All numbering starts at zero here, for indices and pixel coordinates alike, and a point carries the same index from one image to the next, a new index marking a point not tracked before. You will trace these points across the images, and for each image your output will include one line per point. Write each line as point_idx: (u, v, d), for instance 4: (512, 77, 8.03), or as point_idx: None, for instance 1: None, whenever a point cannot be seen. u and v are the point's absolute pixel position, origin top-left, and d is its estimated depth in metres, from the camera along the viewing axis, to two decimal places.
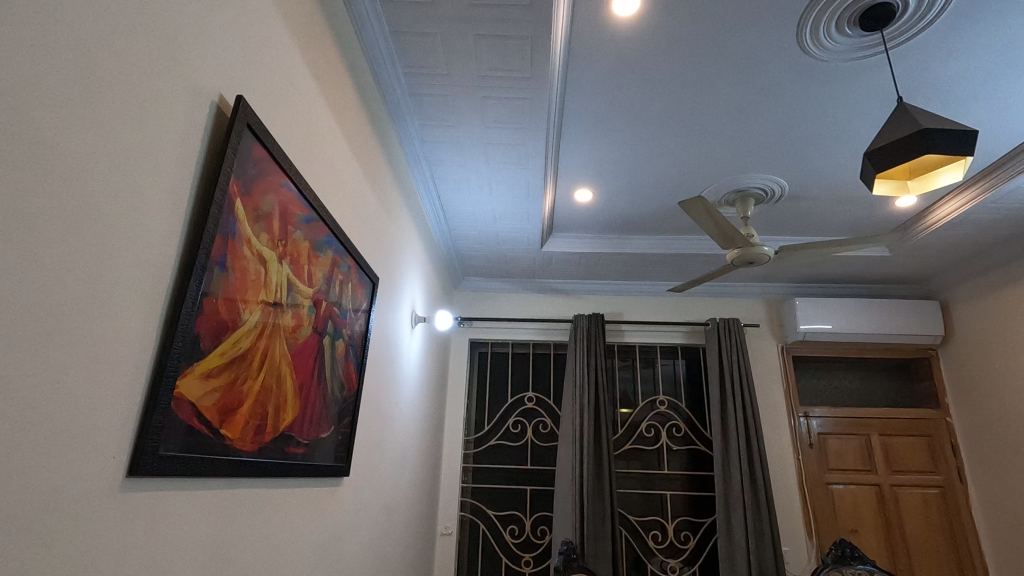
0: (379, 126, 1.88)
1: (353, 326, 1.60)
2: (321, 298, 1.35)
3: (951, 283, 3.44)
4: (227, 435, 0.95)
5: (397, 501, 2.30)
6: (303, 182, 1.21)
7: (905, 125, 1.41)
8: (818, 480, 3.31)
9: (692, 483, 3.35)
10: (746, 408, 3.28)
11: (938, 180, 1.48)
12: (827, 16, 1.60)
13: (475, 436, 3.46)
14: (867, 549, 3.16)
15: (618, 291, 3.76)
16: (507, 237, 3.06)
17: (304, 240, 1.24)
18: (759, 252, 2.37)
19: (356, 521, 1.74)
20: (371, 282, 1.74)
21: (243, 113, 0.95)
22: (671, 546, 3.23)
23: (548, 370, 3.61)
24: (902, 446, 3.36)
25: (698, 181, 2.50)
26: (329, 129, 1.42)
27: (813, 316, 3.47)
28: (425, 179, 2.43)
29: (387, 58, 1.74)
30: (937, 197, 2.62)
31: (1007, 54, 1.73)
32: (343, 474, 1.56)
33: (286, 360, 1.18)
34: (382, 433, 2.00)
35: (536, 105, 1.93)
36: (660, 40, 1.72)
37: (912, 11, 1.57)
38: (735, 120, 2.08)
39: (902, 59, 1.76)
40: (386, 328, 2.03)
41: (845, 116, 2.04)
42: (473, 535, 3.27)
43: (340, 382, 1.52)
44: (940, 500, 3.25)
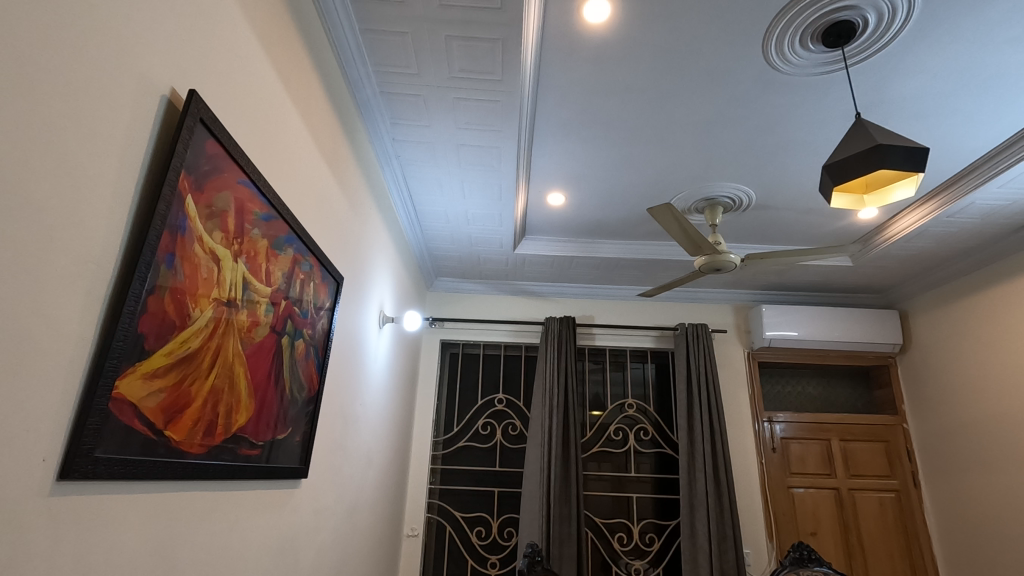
0: (348, 123, 1.86)
1: (315, 325, 1.58)
2: (280, 297, 1.33)
3: (911, 293, 3.55)
4: (172, 436, 0.93)
5: (360, 503, 2.27)
6: (262, 179, 1.19)
7: (861, 141, 1.45)
8: (780, 484, 3.38)
9: (658, 486, 3.40)
10: (712, 411, 3.34)
11: (893, 194, 1.52)
12: (790, 32, 1.63)
13: (445, 437, 3.44)
14: (825, 551, 3.23)
15: (589, 295, 3.78)
16: (479, 239, 3.06)
17: (262, 237, 1.22)
18: (725, 259, 2.41)
19: (315, 524, 1.72)
20: (335, 282, 1.72)
21: (195, 107, 0.92)
22: (637, 548, 3.26)
23: (519, 372, 3.62)
24: (860, 452, 3.45)
25: (668, 188, 2.54)
26: (293, 126, 1.40)
27: (779, 323, 3.55)
28: (396, 178, 2.41)
29: (357, 57, 1.73)
30: (897, 210, 2.70)
31: (962, 73, 1.79)
32: (302, 476, 1.53)
33: (240, 360, 1.16)
34: (345, 435, 1.98)
35: (507, 108, 1.94)
36: (632, 47, 1.73)
37: (872, 30, 1.62)
38: (703, 129, 2.11)
39: (862, 76, 1.81)
40: (352, 327, 2.01)
41: (808, 129, 2.09)
42: (440, 537, 3.25)
43: (300, 383, 1.49)
44: (895, 503, 3.35)
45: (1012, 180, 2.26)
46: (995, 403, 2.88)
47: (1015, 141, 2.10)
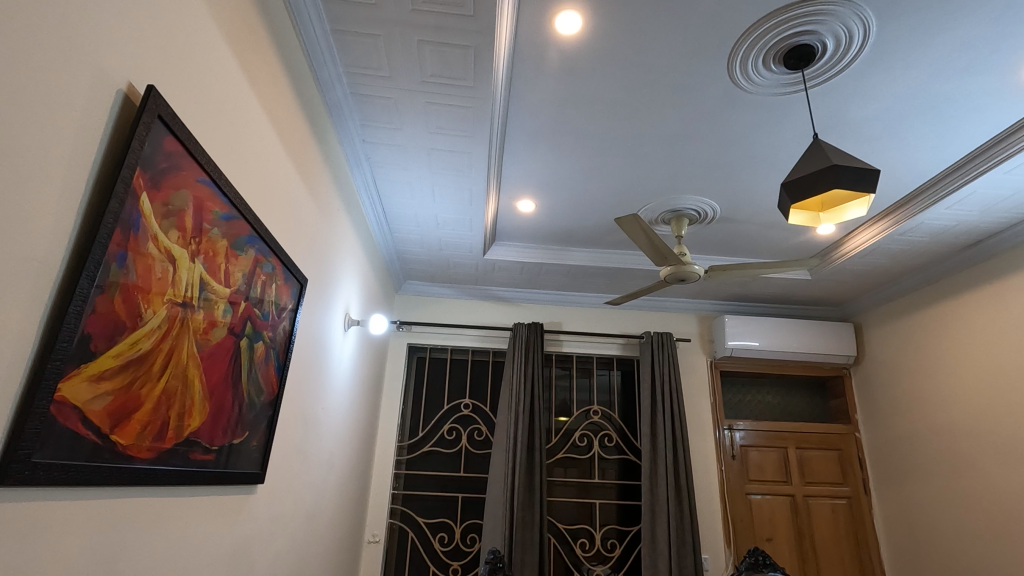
0: (317, 123, 1.84)
1: (276, 328, 1.55)
2: (240, 298, 1.30)
3: (865, 307, 3.69)
4: (119, 440, 0.90)
5: (320, 509, 2.23)
6: (223, 178, 1.16)
7: (817, 161, 1.50)
8: (738, 491, 3.46)
9: (621, 492, 3.43)
10: (675, 419, 3.40)
11: (847, 213, 1.58)
12: (754, 52, 1.69)
13: (409, 442, 3.41)
14: (780, 557, 3.32)
15: (558, 302, 3.80)
16: (449, 243, 3.05)
17: (222, 237, 1.19)
18: (690, 270, 2.46)
19: (271, 532, 1.68)
20: (299, 284, 1.70)
21: (154, 103, 0.90)
22: (598, 554, 3.28)
23: (486, 377, 3.61)
24: (815, 459, 3.56)
25: (636, 199, 2.58)
26: (258, 125, 1.38)
27: (741, 333, 3.64)
28: (366, 179, 2.38)
29: (328, 57, 1.71)
30: (853, 226, 2.81)
31: (914, 100, 1.88)
32: (259, 481, 1.50)
33: (195, 362, 1.13)
34: (306, 440, 1.94)
35: (479, 114, 1.95)
36: (603, 61, 1.77)
37: (830, 54, 1.69)
38: (670, 142, 2.16)
39: (821, 98, 1.88)
40: (315, 329, 1.98)
41: (770, 147, 2.16)
42: (402, 543, 3.21)
43: (259, 386, 1.46)
44: (847, 510, 3.46)
45: (959, 202, 2.38)
46: (940, 413, 3.01)
47: (961, 165, 2.21)
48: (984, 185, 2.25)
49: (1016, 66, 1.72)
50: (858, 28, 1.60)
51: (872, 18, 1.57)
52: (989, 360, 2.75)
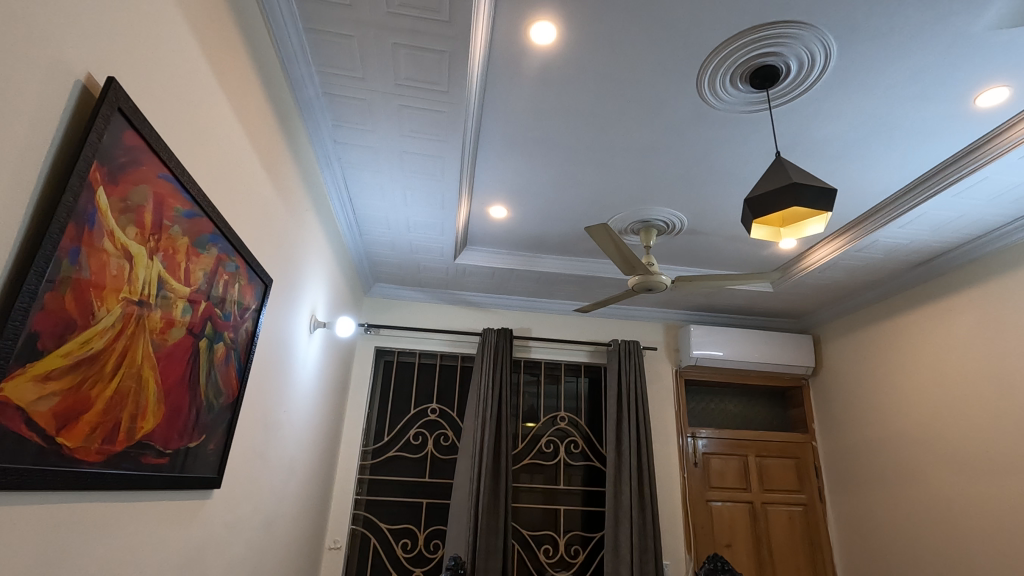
0: (287, 122, 1.81)
1: (238, 329, 1.51)
2: (200, 298, 1.27)
3: (824, 319, 3.81)
4: (66, 443, 0.87)
5: (280, 514, 2.18)
6: (185, 174, 1.14)
7: (779, 179, 1.56)
8: (700, 498, 3.52)
9: (586, 498, 3.46)
10: (640, 426, 3.44)
11: (806, 229, 1.64)
12: (722, 70, 1.74)
13: (374, 446, 3.37)
14: (738, 563, 3.39)
15: (528, 308, 3.82)
16: (420, 247, 3.04)
17: (183, 235, 1.16)
18: (657, 280, 2.51)
19: (227, 538, 1.63)
20: (263, 284, 1.66)
21: (114, 95, 0.88)
22: (562, 560, 3.29)
23: (453, 382, 3.60)
24: (774, 467, 3.66)
25: (606, 209, 2.62)
26: (225, 121, 1.35)
27: (705, 343, 3.72)
28: (336, 179, 2.35)
29: (300, 56, 1.69)
30: (814, 242, 2.91)
31: (871, 123, 1.96)
32: (215, 486, 1.46)
33: (151, 363, 1.09)
34: (266, 444, 1.90)
35: (453, 119, 1.95)
36: (576, 71, 1.79)
37: (794, 76, 1.75)
38: (640, 153, 2.20)
39: (784, 118, 1.95)
40: (280, 331, 1.94)
41: (736, 162, 2.22)
42: (364, 550, 3.16)
43: (217, 388, 1.42)
44: (803, 517, 3.56)
45: (911, 221, 2.49)
46: (891, 424, 3.13)
47: (913, 187, 2.32)
48: (934, 206, 2.36)
49: (965, 95, 1.82)
50: (819, 52, 1.67)
51: (832, 43, 1.64)
52: (937, 373, 2.88)
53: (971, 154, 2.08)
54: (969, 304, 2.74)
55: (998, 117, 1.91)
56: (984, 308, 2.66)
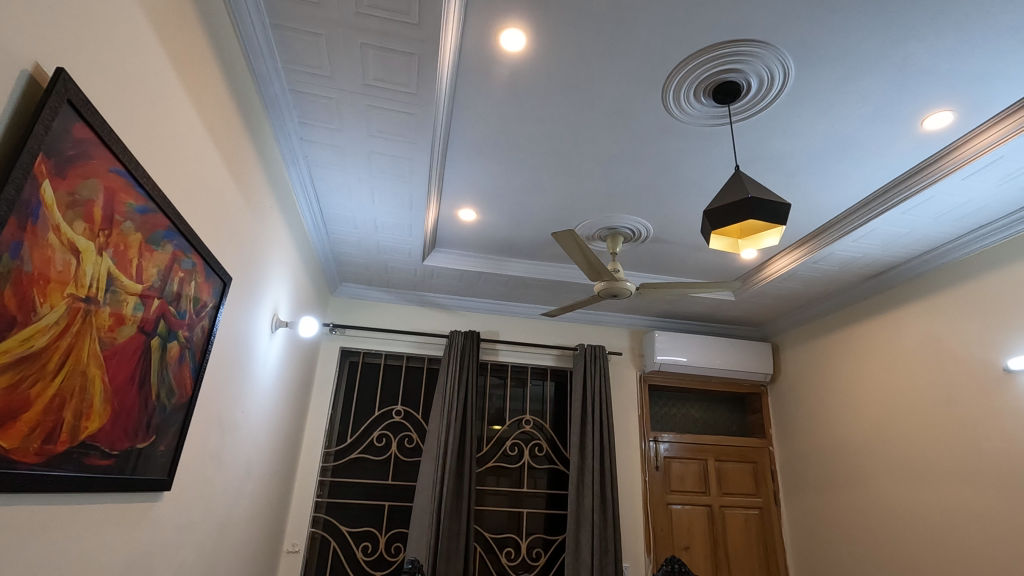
0: (251, 118, 1.78)
1: (193, 328, 1.48)
2: (153, 295, 1.24)
3: (782, 328, 3.93)
4: (2, 444, 0.84)
5: (235, 517, 2.13)
6: (140, 169, 1.11)
7: (737, 192, 1.60)
8: (661, 501, 3.58)
9: (549, 501, 3.48)
10: (604, 430, 3.49)
11: (762, 241, 1.68)
12: (685, 83, 1.79)
13: (337, 448, 3.33)
14: (696, 565, 3.46)
15: (496, 311, 3.82)
16: (387, 248, 3.02)
17: (136, 231, 1.14)
18: (622, 287, 2.54)
19: (176, 542, 1.59)
20: (221, 281, 1.63)
21: (62, 87, 0.86)
22: (523, 563, 3.31)
23: (419, 385, 3.58)
24: (732, 471, 3.75)
25: (573, 215, 2.65)
26: (183, 115, 1.32)
27: (669, 349, 3.79)
28: (302, 177, 2.32)
29: (266, 52, 1.67)
30: (773, 253, 3.00)
31: (826, 141, 2.04)
32: (165, 489, 1.42)
33: (98, 362, 1.06)
34: (222, 445, 1.86)
35: (422, 121, 1.95)
36: (545, 79, 1.81)
37: (754, 92, 1.81)
38: (607, 161, 2.23)
39: (745, 132, 2.01)
40: (239, 329, 1.90)
41: (698, 173, 2.28)
42: (323, 553, 3.12)
43: (170, 388, 1.39)
44: (758, 520, 3.66)
45: (864, 236, 2.60)
46: (843, 430, 3.24)
47: (866, 203, 2.42)
48: (885, 222, 2.47)
49: (913, 117, 1.91)
50: (778, 70, 1.73)
51: (790, 62, 1.70)
52: (886, 382, 3.00)
53: (919, 174, 2.18)
54: (916, 316, 2.87)
55: (944, 139, 2.01)
56: (931, 321, 2.78)
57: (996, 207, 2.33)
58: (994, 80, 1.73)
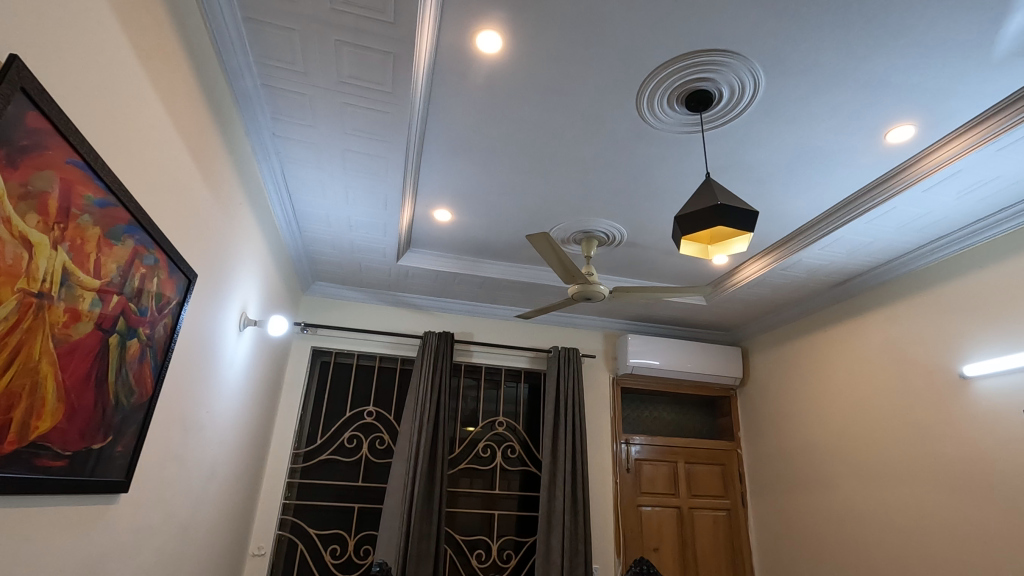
0: (221, 112, 1.75)
1: (155, 326, 1.44)
2: (112, 291, 1.21)
3: (752, 333, 4.01)
4: None
5: (197, 519, 2.08)
6: (100, 161, 1.08)
7: (707, 199, 1.63)
8: (631, 503, 3.62)
9: (521, 503, 3.48)
10: (576, 432, 3.51)
11: (731, 247, 1.71)
12: (659, 90, 1.81)
13: (306, 449, 3.28)
14: (664, 566, 3.51)
15: (471, 312, 3.81)
16: (361, 247, 2.99)
17: (94, 225, 1.10)
18: (596, 290, 2.56)
19: (133, 545, 1.54)
20: (186, 278, 1.59)
21: (17, 75, 0.83)
22: (494, 565, 3.30)
23: (392, 385, 3.55)
24: (701, 473, 3.81)
25: (548, 218, 2.66)
26: (147, 107, 1.29)
27: (641, 352, 3.83)
28: (274, 174, 2.28)
29: (238, 46, 1.64)
30: (744, 259, 3.06)
31: (794, 151, 2.09)
32: (122, 491, 1.38)
33: (50, 359, 1.03)
34: (184, 447, 1.81)
35: (397, 120, 1.94)
36: (520, 81, 1.82)
37: (725, 101, 1.85)
38: (582, 165, 2.25)
39: (717, 140, 2.05)
40: (204, 327, 1.86)
41: (671, 179, 2.31)
42: (290, 556, 3.06)
43: (129, 387, 1.35)
44: (726, 521, 3.72)
45: (830, 244, 2.67)
46: (809, 433, 3.32)
47: (832, 213, 2.48)
48: (851, 231, 2.53)
49: (877, 130, 1.97)
50: (749, 80, 1.76)
51: (761, 72, 1.73)
52: (849, 387, 3.08)
53: (884, 185, 2.25)
54: (880, 323, 2.95)
55: (906, 153, 2.08)
56: (893, 327, 2.87)
57: (955, 218, 2.42)
58: (954, 97, 1.80)
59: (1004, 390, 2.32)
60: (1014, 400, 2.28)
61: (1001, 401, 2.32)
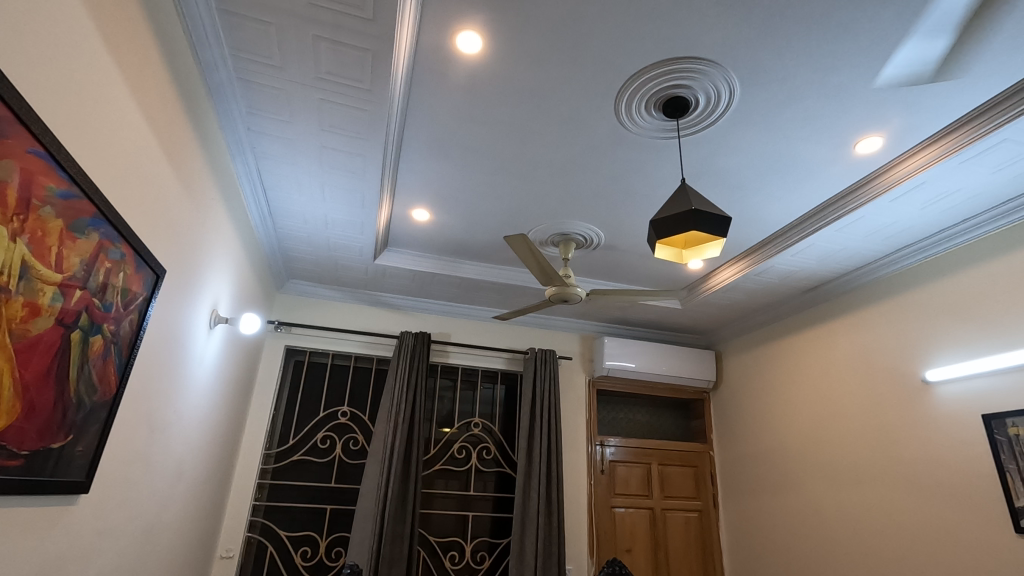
0: (194, 104, 1.71)
1: (120, 322, 1.40)
2: (75, 285, 1.17)
3: (726, 337, 4.08)
4: None
5: (162, 521, 2.03)
6: (64, 151, 1.05)
7: (683, 204, 1.65)
8: (605, 504, 3.64)
9: (496, 505, 3.48)
10: (552, 433, 3.52)
11: (704, 252, 1.73)
12: (637, 96, 1.83)
13: (278, 450, 3.22)
14: (637, 567, 3.54)
15: (448, 313, 3.80)
16: (338, 245, 2.96)
17: (56, 217, 1.07)
18: (573, 292, 2.57)
19: (94, 548, 1.50)
20: (154, 274, 1.56)
21: None
22: (467, 566, 3.29)
23: (367, 385, 3.51)
24: (674, 475, 3.86)
25: (527, 220, 2.67)
26: (116, 97, 1.25)
27: (618, 354, 3.86)
28: (248, 169, 2.25)
29: (212, 37, 1.60)
30: (718, 264, 3.11)
31: (768, 159, 2.13)
32: (83, 492, 1.34)
33: (7, 355, 0.99)
34: (150, 447, 1.77)
35: (375, 118, 1.92)
36: (500, 83, 1.82)
37: (702, 108, 1.88)
38: (560, 168, 2.26)
39: (693, 146, 2.08)
40: (173, 324, 1.82)
41: (648, 184, 2.34)
42: (259, 558, 3.01)
43: (91, 385, 1.31)
44: (698, 522, 3.77)
45: (802, 251, 2.73)
46: (779, 435, 3.39)
47: (804, 220, 2.54)
48: (821, 238, 2.60)
49: (847, 141, 2.02)
50: (725, 88, 1.79)
51: (736, 81, 1.76)
52: (818, 390, 3.15)
53: (853, 194, 2.31)
54: (848, 329, 3.03)
55: (874, 163, 2.14)
56: (860, 333, 2.94)
57: (920, 228, 2.49)
58: (920, 110, 1.86)
59: (964, 395, 2.40)
60: (974, 405, 2.35)
61: (961, 405, 2.40)
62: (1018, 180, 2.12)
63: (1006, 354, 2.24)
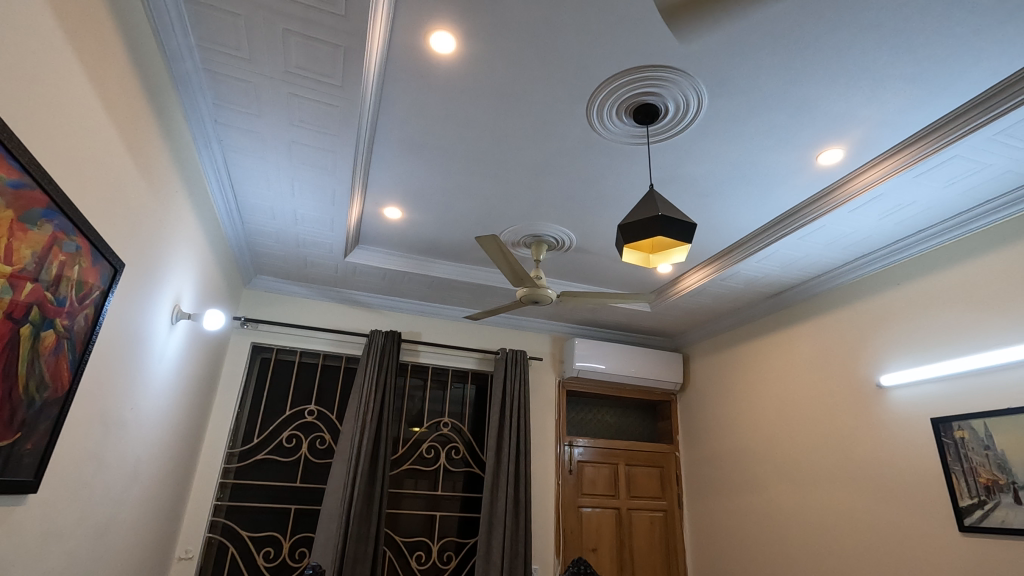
0: (157, 94, 1.67)
1: (74, 317, 1.36)
2: (25, 279, 1.14)
3: (693, 340, 4.15)
4: None
5: (118, 521, 1.97)
6: (15, 139, 1.02)
7: (650, 210, 1.68)
8: (572, 504, 3.68)
9: (464, 505, 3.48)
10: (521, 433, 3.53)
11: (670, 258, 1.77)
12: (608, 102, 1.86)
13: (241, 449, 3.16)
14: (602, 566, 3.58)
15: (419, 312, 3.78)
16: (307, 242, 2.92)
17: (7, 208, 1.04)
18: (543, 294, 2.58)
19: (41, 550, 1.45)
20: (112, 267, 1.51)
21: None
22: (433, 566, 3.28)
23: (335, 384, 3.47)
24: (640, 475, 3.92)
25: (499, 220, 2.68)
26: (74, 87, 1.22)
27: (587, 356, 3.90)
28: (215, 162, 2.20)
29: (177, 26, 1.57)
30: (686, 269, 3.17)
31: (734, 167, 2.19)
32: (31, 492, 1.30)
33: None
34: (104, 445, 1.72)
35: (347, 115, 1.91)
36: (472, 84, 1.83)
37: (671, 116, 1.92)
38: (532, 170, 2.27)
39: (662, 153, 2.12)
40: (132, 320, 1.77)
41: (619, 189, 2.37)
42: (219, 560, 2.95)
43: (42, 381, 1.27)
44: (662, 522, 3.84)
45: (766, 258, 2.80)
46: (741, 436, 3.47)
47: (769, 228, 2.61)
48: (785, 246, 2.67)
49: (808, 153, 2.09)
50: (693, 97, 1.83)
51: (704, 90, 1.80)
52: (779, 393, 3.25)
53: (816, 204, 2.38)
54: (809, 334, 3.13)
55: (834, 175, 2.21)
56: (820, 338, 3.04)
57: (877, 238, 2.59)
58: (876, 125, 1.93)
59: (914, 400, 2.50)
60: (922, 409, 2.46)
61: (911, 409, 2.50)
62: (968, 194, 2.22)
63: (954, 360, 2.35)
